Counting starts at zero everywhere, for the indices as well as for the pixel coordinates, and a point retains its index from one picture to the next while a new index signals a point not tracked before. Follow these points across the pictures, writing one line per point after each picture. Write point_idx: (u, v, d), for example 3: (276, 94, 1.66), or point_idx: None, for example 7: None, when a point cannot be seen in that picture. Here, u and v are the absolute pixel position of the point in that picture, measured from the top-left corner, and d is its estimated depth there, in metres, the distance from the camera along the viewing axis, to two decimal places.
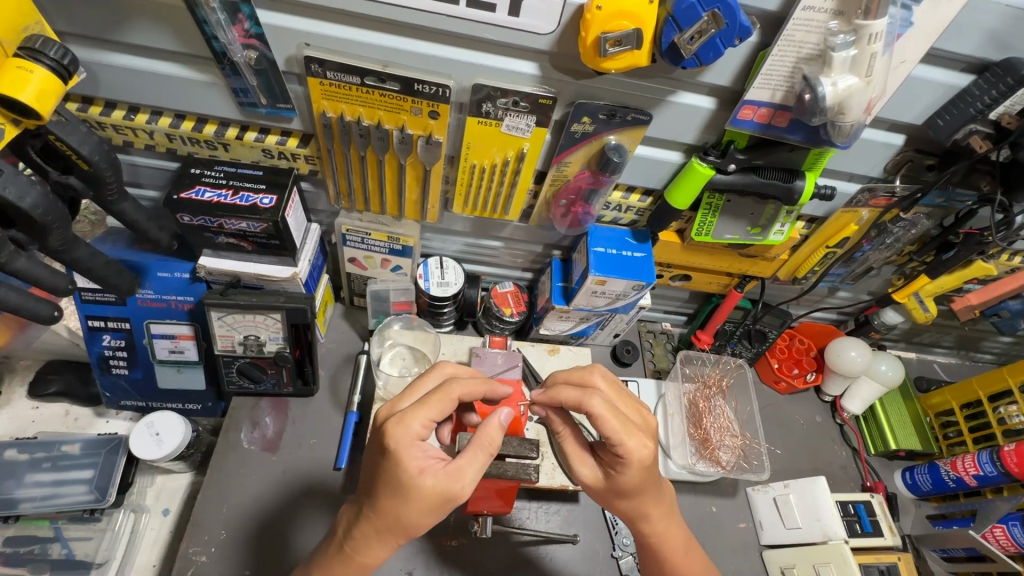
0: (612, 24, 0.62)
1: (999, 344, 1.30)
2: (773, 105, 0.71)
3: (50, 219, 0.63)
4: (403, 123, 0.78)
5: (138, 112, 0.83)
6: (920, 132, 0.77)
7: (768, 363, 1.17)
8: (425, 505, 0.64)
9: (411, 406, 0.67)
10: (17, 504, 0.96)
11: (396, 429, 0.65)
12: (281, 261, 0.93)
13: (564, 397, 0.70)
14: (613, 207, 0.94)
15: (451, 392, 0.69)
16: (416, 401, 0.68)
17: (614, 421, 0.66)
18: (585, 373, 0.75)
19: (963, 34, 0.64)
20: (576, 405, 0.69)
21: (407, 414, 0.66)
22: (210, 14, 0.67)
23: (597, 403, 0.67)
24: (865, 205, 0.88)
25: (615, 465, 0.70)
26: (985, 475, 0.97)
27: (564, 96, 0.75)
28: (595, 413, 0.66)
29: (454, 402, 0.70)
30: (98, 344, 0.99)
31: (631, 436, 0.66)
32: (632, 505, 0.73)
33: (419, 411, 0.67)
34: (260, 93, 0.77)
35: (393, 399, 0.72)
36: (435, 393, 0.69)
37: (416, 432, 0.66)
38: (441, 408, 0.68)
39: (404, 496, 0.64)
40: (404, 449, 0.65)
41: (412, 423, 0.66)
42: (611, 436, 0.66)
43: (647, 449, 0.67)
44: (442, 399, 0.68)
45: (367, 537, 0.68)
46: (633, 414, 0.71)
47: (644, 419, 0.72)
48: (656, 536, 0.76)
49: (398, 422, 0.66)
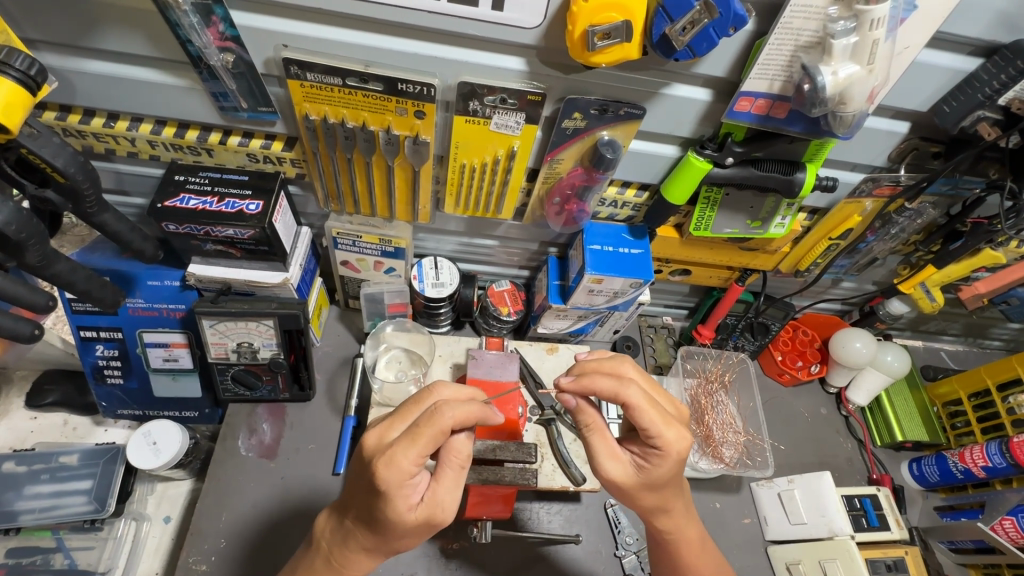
0: (600, 16, 0.59)
1: (1008, 331, 1.28)
2: (771, 95, 0.68)
3: (25, 235, 0.62)
4: (389, 124, 0.76)
5: (118, 119, 0.81)
6: (926, 119, 0.74)
7: (771, 355, 1.15)
8: (409, 530, 0.64)
9: (400, 441, 0.61)
10: (16, 516, 0.96)
11: (384, 469, 0.60)
12: (272, 267, 0.91)
13: (599, 387, 0.67)
14: (609, 203, 0.91)
15: (443, 426, 0.61)
16: (407, 433, 0.61)
17: (653, 411, 0.66)
18: (616, 363, 0.73)
19: (971, 16, 0.61)
20: (612, 395, 0.67)
21: (396, 451, 0.60)
22: (182, 17, 0.64)
23: (636, 393, 0.66)
24: (869, 195, 0.86)
25: (649, 457, 0.70)
26: (994, 466, 0.95)
27: (554, 93, 0.73)
28: (633, 403, 0.66)
29: (447, 434, 0.62)
30: (92, 354, 0.98)
31: (670, 426, 0.67)
32: (657, 500, 0.72)
33: (410, 448, 0.60)
34: (240, 96, 0.74)
35: (384, 424, 0.66)
36: (426, 426, 0.61)
37: (406, 471, 0.60)
38: (432, 444, 0.61)
39: (391, 525, 0.63)
40: (393, 488, 0.61)
41: (402, 462, 0.60)
42: (652, 426, 0.66)
43: (684, 439, 0.68)
44: (433, 434, 0.61)
45: (355, 550, 0.69)
46: (667, 405, 0.73)
47: (677, 409, 0.73)
48: (673, 532, 0.76)
49: (388, 461, 0.60)
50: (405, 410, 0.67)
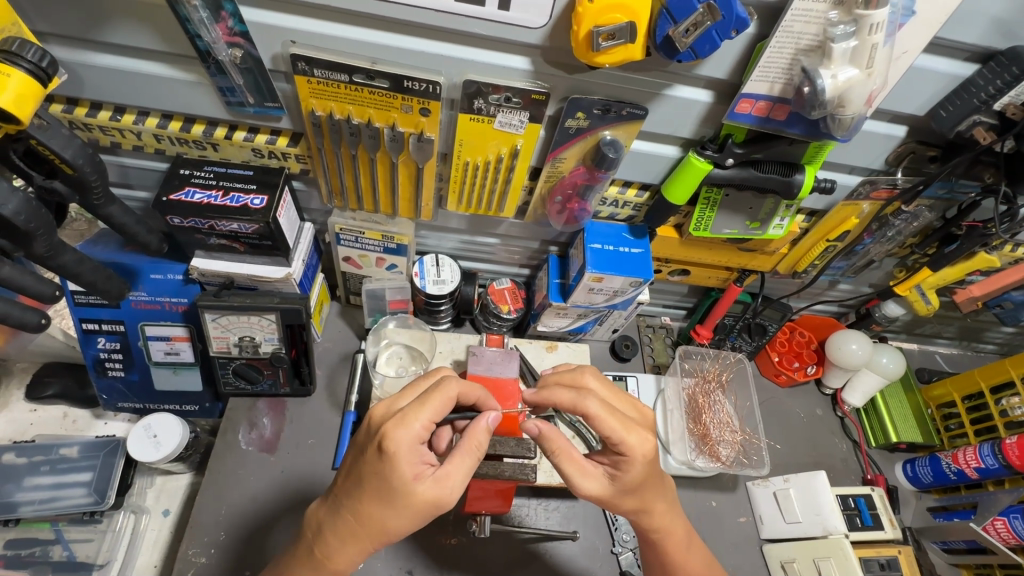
0: (604, 18, 0.60)
1: (1002, 335, 1.29)
2: (772, 97, 0.69)
3: (34, 225, 0.62)
4: (394, 121, 0.77)
5: (125, 112, 0.81)
6: (923, 123, 0.76)
7: (768, 356, 1.16)
8: (408, 508, 0.63)
9: (411, 406, 0.64)
10: (16, 507, 0.96)
11: (395, 430, 0.62)
12: (274, 262, 0.92)
13: (558, 402, 0.69)
14: (609, 203, 0.92)
15: (450, 390, 0.66)
16: (416, 400, 0.65)
17: (612, 419, 0.66)
18: (577, 375, 0.75)
19: (967, 23, 0.63)
20: (572, 408, 0.68)
21: (408, 413, 0.63)
22: (192, 12, 0.65)
23: (593, 403, 0.67)
24: (866, 198, 0.87)
25: (619, 464, 0.69)
26: (987, 467, 0.96)
27: (557, 92, 0.74)
28: (591, 413, 0.67)
29: (453, 402, 0.66)
30: (94, 346, 0.99)
31: (631, 431, 0.67)
32: (637, 502, 0.71)
33: (420, 411, 0.64)
34: (247, 91, 0.75)
35: (391, 398, 0.69)
36: (435, 392, 0.66)
37: (417, 433, 0.63)
38: (440, 408, 0.65)
39: (392, 495, 0.63)
40: (402, 451, 0.62)
41: (413, 423, 0.63)
42: (613, 434, 0.66)
43: (648, 442, 0.67)
44: (441, 398, 0.65)
45: (340, 538, 0.67)
46: (629, 410, 0.72)
47: (640, 412, 0.73)
48: (661, 531, 0.76)
49: (398, 422, 0.63)
50: (409, 389, 0.71)
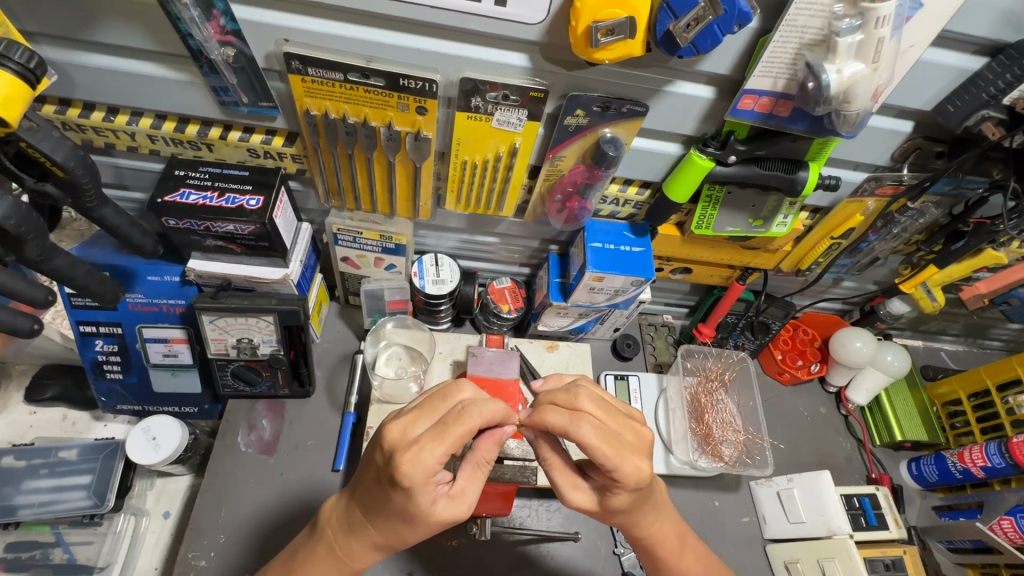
0: (604, 13, 0.59)
1: (1008, 331, 1.28)
2: (775, 93, 0.67)
3: (24, 229, 0.62)
4: (390, 120, 0.75)
5: (118, 113, 0.80)
6: (929, 118, 0.74)
7: (771, 355, 1.15)
8: (426, 526, 0.62)
9: (427, 437, 0.58)
10: (15, 510, 0.96)
11: (409, 465, 0.57)
12: (271, 263, 0.91)
13: (550, 423, 0.64)
14: (610, 201, 0.91)
15: (470, 423, 0.59)
16: (433, 431, 0.59)
17: (606, 447, 0.62)
18: (571, 395, 0.68)
19: (976, 16, 0.61)
20: (563, 432, 0.64)
21: (422, 447, 0.58)
22: (183, 11, 0.63)
23: (586, 430, 0.63)
24: (871, 194, 0.85)
25: (611, 487, 0.67)
26: (993, 466, 0.95)
27: (557, 89, 0.72)
28: (584, 441, 0.62)
29: (473, 433, 0.60)
30: (91, 349, 0.98)
31: (625, 460, 0.63)
32: (628, 518, 0.71)
33: (437, 446, 0.58)
34: (241, 91, 0.74)
35: (408, 417, 0.62)
36: (453, 424, 0.59)
37: (430, 468, 0.58)
38: (459, 442, 0.59)
39: (409, 518, 0.62)
40: (417, 485, 0.58)
41: (428, 459, 0.58)
42: (605, 462, 0.62)
43: (642, 470, 0.64)
44: (460, 432, 0.59)
45: (360, 543, 0.68)
46: (626, 432, 0.67)
47: (637, 435, 0.67)
48: (651, 537, 0.75)
49: (413, 457, 0.58)
50: (430, 404, 0.63)
